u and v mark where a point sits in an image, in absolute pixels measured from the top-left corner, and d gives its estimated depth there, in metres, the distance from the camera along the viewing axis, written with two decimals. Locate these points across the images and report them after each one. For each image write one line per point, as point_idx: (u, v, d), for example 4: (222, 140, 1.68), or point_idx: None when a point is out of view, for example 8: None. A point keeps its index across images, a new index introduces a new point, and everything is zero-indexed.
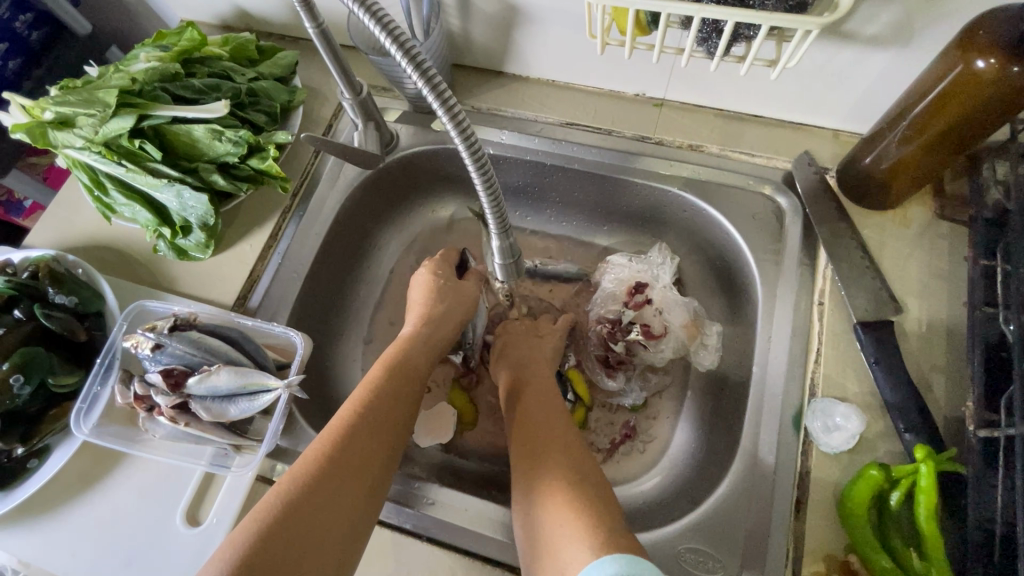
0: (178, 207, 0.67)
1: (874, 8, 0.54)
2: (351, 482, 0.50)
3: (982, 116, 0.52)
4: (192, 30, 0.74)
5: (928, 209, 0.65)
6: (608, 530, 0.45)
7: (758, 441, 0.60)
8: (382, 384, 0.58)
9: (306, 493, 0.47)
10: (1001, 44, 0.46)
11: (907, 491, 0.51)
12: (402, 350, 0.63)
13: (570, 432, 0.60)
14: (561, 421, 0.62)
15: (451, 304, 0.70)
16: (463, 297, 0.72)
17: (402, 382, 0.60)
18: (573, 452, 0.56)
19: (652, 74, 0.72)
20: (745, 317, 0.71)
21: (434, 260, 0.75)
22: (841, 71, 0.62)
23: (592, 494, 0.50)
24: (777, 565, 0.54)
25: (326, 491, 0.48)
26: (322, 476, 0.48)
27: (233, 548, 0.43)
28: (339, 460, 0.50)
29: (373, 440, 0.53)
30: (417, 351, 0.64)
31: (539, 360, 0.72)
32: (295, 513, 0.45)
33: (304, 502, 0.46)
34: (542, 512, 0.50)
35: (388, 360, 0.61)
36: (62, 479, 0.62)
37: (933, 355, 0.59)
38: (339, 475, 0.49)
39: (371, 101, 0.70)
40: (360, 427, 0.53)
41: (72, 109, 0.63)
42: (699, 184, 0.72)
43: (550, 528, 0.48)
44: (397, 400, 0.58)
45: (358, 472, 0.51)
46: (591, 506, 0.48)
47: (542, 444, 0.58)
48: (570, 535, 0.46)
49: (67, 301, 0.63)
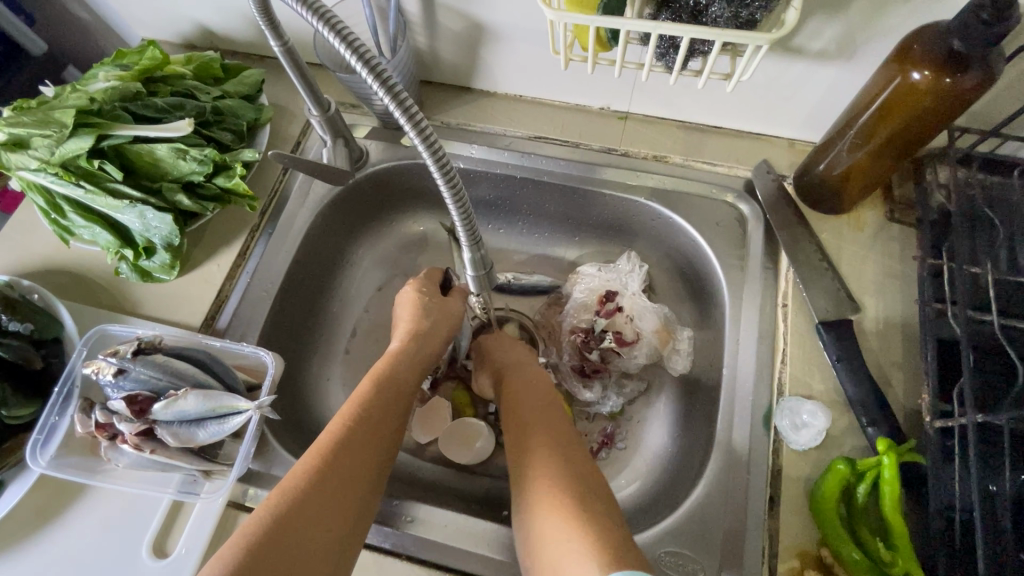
0: (141, 228, 0.66)
1: (819, 24, 0.58)
2: (341, 495, 0.50)
3: (923, 127, 0.55)
4: (154, 49, 0.74)
5: (879, 212, 0.69)
6: (613, 544, 0.45)
7: (731, 442, 0.61)
8: (371, 398, 0.58)
9: (295, 507, 0.47)
10: (934, 58, 0.50)
11: (873, 484, 0.53)
12: (389, 363, 0.63)
13: (559, 426, 0.60)
14: (561, 422, 0.61)
15: (437, 320, 0.69)
16: (449, 314, 0.71)
17: (392, 394, 0.60)
18: (568, 453, 0.56)
19: (616, 88, 0.74)
20: (714, 322, 0.73)
21: (418, 277, 0.74)
22: (792, 84, 0.66)
23: (591, 499, 0.50)
24: (754, 564, 0.55)
25: (313, 506, 0.48)
26: (314, 487, 0.49)
27: (220, 566, 0.42)
28: (327, 476, 0.50)
29: (360, 453, 0.53)
30: (404, 365, 0.64)
31: (525, 363, 0.71)
32: (284, 529, 0.45)
33: (292, 515, 0.46)
34: (537, 521, 0.49)
35: (375, 373, 0.61)
36: (17, 515, 0.59)
37: (891, 352, 0.62)
38: (327, 489, 0.49)
39: (339, 118, 0.71)
40: (349, 442, 0.53)
41: (26, 130, 0.62)
42: (665, 193, 0.74)
43: (546, 536, 0.47)
44: (388, 413, 0.58)
45: (349, 485, 0.51)
46: (587, 511, 0.48)
47: (531, 443, 0.57)
48: (569, 547, 0.45)
49: (21, 328, 0.61)
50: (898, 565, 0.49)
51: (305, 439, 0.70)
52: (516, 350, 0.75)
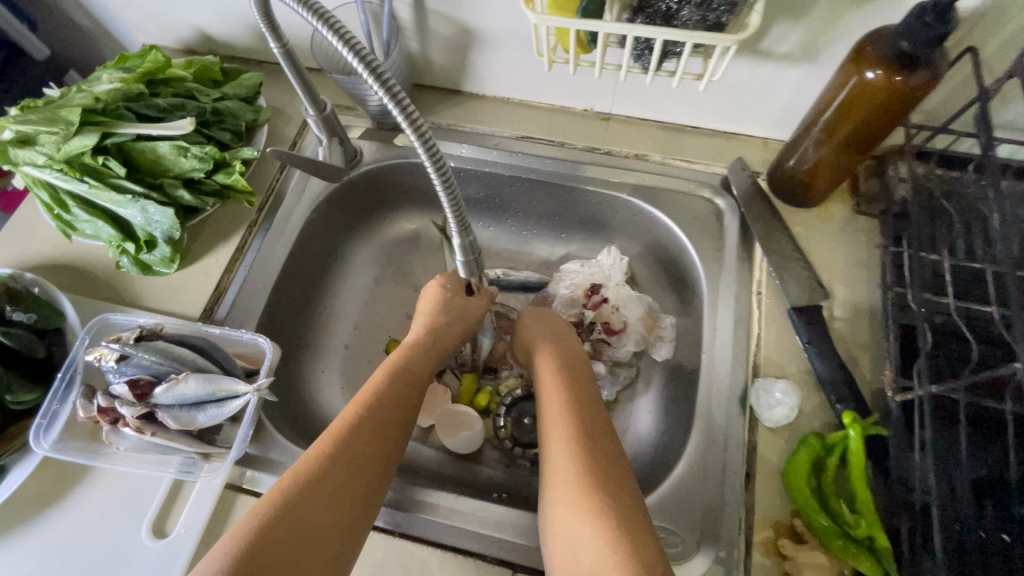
0: (143, 222, 0.68)
1: (783, 29, 0.62)
2: (353, 477, 0.52)
3: (880, 122, 0.59)
4: (157, 52, 0.76)
5: (846, 205, 0.73)
6: (632, 530, 0.47)
7: (709, 421, 0.64)
8: (386, 389, 0.61)
9: (309, 487, 0.49)
10: (886, 58, 0.54)
11: (841, 456, 0.56)
12: (404, 356, 0.66)
13: (580, 402, 0.61)
14: (593, 405, 0.62)
15: (455, 317, 0.72)
16: (470, 313, 0.73)
17: (407, 386, 0.63)
18: (595, 436, 0.57)
19: (598, 90, 0.78)
20: (694, 311, 0.76)
21: (445, 273, 0.76)
22: (762, 86, 0.70)
23: (613, 483, 0.51)
24: (732, 534, 0.57)
25: (326, 487, 0.50)
26: (333, 469, 0.51)
27: (236, 539, 0.45)
28: (341, 459, 0.52)
29: (372, 439, 0.56)
30: (418, 359, 0.67)
31: (566, 337, 0.72)
32: (298, 507, 0.48)
33: (305, 494, 0.49)
34: (556, 507, 0.51)
35: (389, 365, 0.64)
36: (19, 499, 0.60)
37: (858, 335, 0.65)
38: (339, 471, 0.52)
39: (335, 119, 0.74)
40: (362, 428, 0.56)
41: (33, 128, 0.64)
42: (646, 189, 0.78)
43: (564, 522, 0.49)
44: (400, 404, 0.61)
45: (361, 468, 0.53)
46: (606, 496, 0.50)
47: (549, 425, 0.59)
48: (587, 532, 0.47)
49: (24, 318, 0.63)
50: (861, 528, 0.52)
51: (301, 426, 0.72)
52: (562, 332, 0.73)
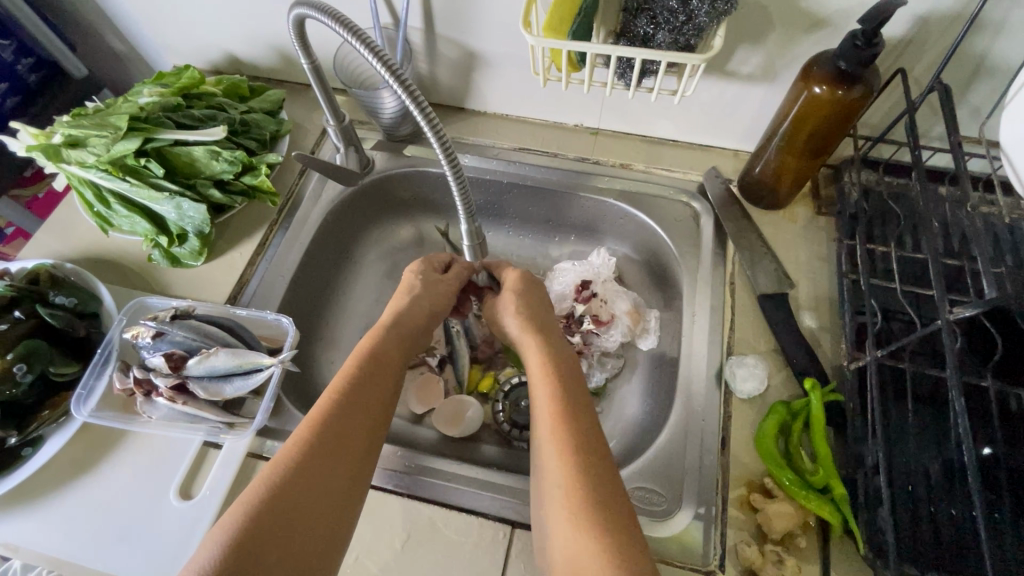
0: (177, 218, 0.76)
1: (746, 52, 0.72)
2: (333, 464, 0.53)
3: (829, 130, 0.68)
4: (192, 72, 0.86)
5: (809, 208, 0.82)
6: (620, 520, 0.47)
7: (689, 395, 0.71)
8: (359, 373, 0.61)
9: (293, 476, 0.50)
10: (829, 75, 0.64)
11: (804, 421, 0.64)
12: (373, 341, 0.66)
13: (567, 390, 0.58)
14: (582, 389, 0.60)
15: (425, 299, 0.74)
16: (438, 294, 0.76)
17: (380, 372, 0.63)
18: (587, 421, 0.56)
19: (588, 106, 0.88)
20: (676, 302, 0.84)
21: (419, 260, 0.79)
22: (731, 102, 0.80)
23: (600, 469, 0.51)
24: (711, 491, 0.64)
25: (312, 475, 0.51)
26: (313, 458, 0.52)
27: (224, 530, 0.46)
28: (319, 448, 0.53)
29: (348, 425, 0.56)
30: (391, 343, 0.67)
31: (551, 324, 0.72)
32: (283, 495, 0.49)
33: (289, 486, 0.49)
34: (552, 502, 0.50)
35: (361, 352, 0.64)
36: (56, 465, 0.65)
37: (820, 318, 0.73)
38: (319, 460, 0.52)
39: (352, 130, 0.82)
40: (339, 414, 0.56)
41: (85, 132, 0.73)
42: (630, 195, 0.87)
43: (558, 521, 0.48)
44: (374, 389, 0.61)
45: (340, 454, 0.54)
46: (597, 483, 0.49)
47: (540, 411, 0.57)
48: (576, 533, 0.46)
49: (67, 301, 0.69)
50: (819, 476, 0.59)
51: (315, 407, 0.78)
52: (546, 284, 0.77)
